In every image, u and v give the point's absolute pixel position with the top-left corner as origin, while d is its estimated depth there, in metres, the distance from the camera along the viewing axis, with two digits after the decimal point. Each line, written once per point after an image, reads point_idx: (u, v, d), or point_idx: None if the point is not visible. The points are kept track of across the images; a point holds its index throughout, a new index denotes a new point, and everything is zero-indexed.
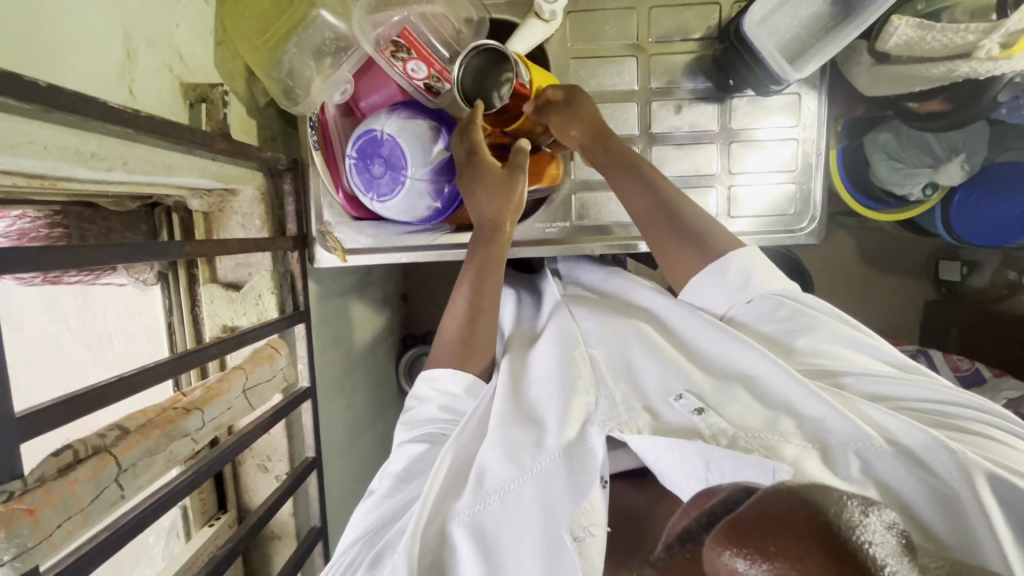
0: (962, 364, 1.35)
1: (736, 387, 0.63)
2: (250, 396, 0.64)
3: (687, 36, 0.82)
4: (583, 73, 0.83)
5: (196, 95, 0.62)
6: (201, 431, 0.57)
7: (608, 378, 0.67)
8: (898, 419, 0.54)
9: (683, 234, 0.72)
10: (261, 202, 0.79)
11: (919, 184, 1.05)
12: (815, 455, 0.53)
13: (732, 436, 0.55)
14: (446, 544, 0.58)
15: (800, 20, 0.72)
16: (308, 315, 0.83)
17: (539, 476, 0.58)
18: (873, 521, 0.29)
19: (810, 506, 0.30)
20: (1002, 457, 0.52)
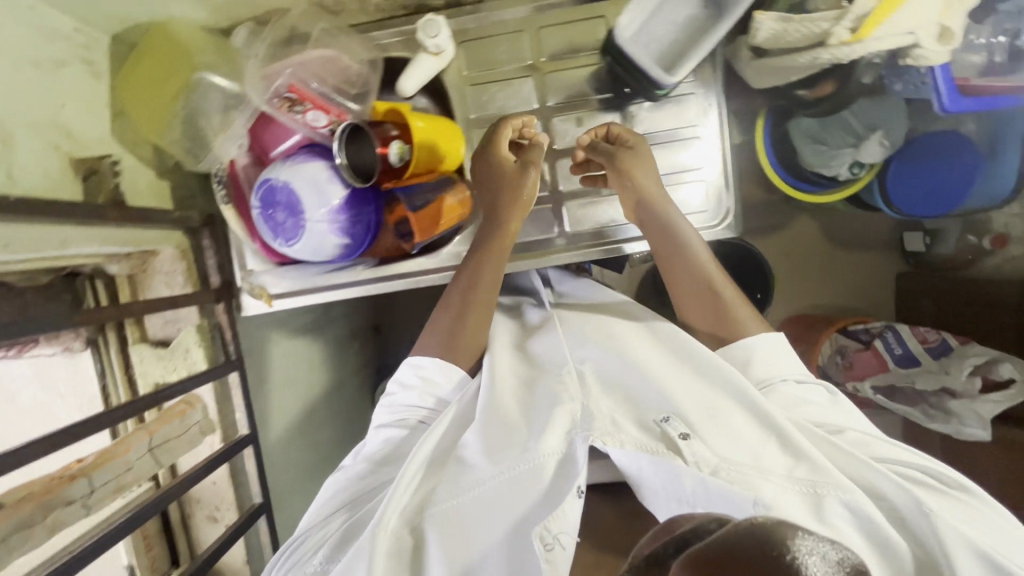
0: (930, 335, 1.35)
1: (726, 409, 0.64)
2: (157, 454, 0.63)
3: (579, 51, 0.84)
4: (483, 98, 0.86)
5: (86, 168, 0.65)
6: (91, 496, 0.57)
7: (601, 393, 0.65)
8: (891, 481, 0.56)
9: (707, 289, 0.76)
10: (182, 258, 0.81)
11: (845, 164, 1.06)
12: (797, 495, 0.54)
13: (714, 466, 0.55)
14: (415, 544, 0.58)
15: (677, 25, 0.75)
16: (240, 364, 0.85)
17: (514, 476, 0.59)
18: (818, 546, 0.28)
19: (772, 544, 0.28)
20: (984, 527, 0.54)
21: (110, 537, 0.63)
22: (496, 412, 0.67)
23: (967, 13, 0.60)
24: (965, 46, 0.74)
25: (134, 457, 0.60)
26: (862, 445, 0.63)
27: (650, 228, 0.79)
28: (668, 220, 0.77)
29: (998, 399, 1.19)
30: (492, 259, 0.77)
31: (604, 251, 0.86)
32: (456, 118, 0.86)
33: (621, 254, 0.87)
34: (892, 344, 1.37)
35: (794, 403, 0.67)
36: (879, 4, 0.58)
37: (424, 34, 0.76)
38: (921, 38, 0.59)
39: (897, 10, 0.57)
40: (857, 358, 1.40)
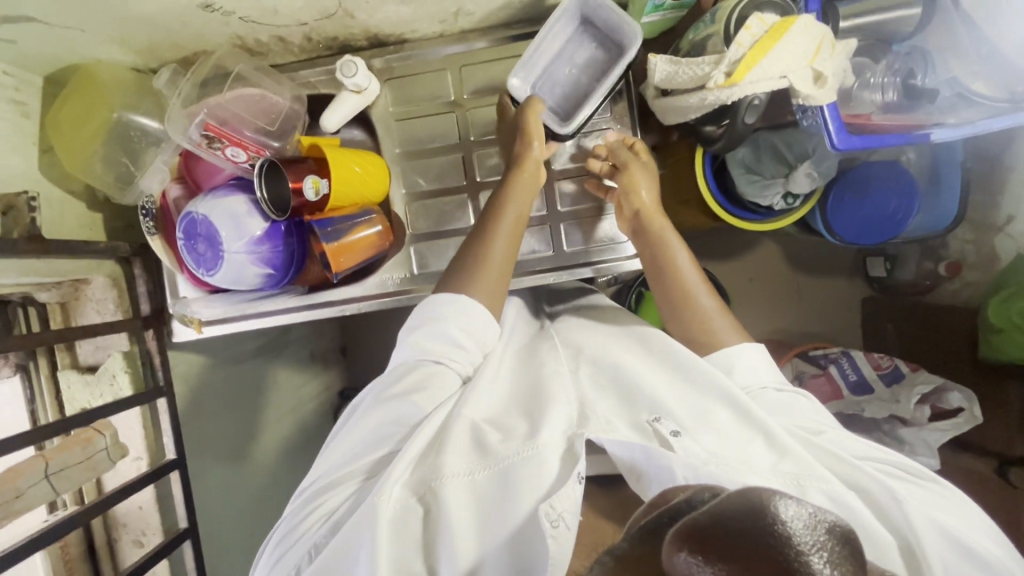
0: (883, 363, 1.33)
1: (713, 408, 0.67)
2: (55, 481, 0.66)
3: (499, 88, 0.87)
4: (407, 133, 0.89)
5: (4, 204, 0.68)
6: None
7: (595, 397, 0.69)
8: (867, 471, 0.60)
9: (688, 297, 0.77)
10: (112, 287, 0.84)
11: (778, 195, 1.08)
12: (782, 484, 0.58)
13: (706, 460, 0.57)
14: (417, 513, 0.59)
15: (577, 65, 0.82)
16: (169, 389, 0.87)
17: (519, 461, 0.60)
18: (799, 511, 0.29)
19: (754, 512, 0.29)
20: (944, 507, 0.60)
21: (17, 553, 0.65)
22: (489, 406, 0.69)
23: (840, 59, 0.63)
24: (863, 85, 0.76)
25: (22, 483, 0.63)
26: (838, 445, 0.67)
27: (642, 238, 0.82)
28: (662, 234, 0.80)
29: (945, 428, 1.19)
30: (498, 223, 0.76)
31: (602, 264, 0.91)
32: (383, 152, 0.90)
33: (623, 267, 0.92)
34: (847, 370, 1.34)
35: (779, 402, 0.71)
36: (749, 51, 0.61)
37: (342, 73, 0.80)
38: (795, 81, 0.62)
39: (765, 58, 0.60)
40: (812, 384, 1.37)
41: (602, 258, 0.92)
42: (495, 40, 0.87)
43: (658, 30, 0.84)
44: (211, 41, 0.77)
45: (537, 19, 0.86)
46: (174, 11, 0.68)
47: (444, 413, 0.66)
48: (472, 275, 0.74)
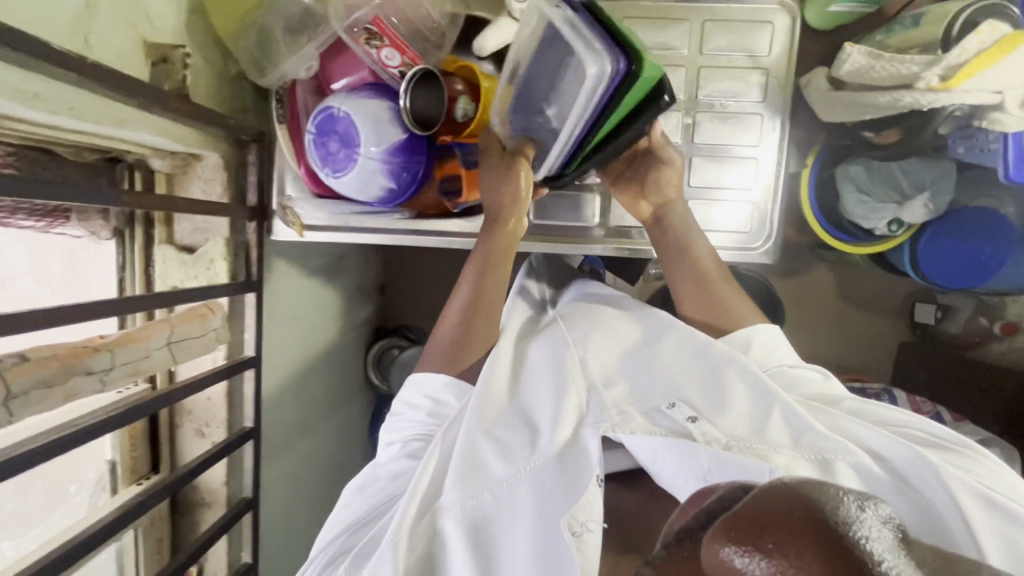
0: (924, 406, 1.36)
1: (729, 383, 0.66)
2: (174, 350, 0.59)
3: (656, 48, 0.84)
4: None
5: (157, 54, 0.63)
6: (107, 377, 0.50)
7: (602, 384, 0.68)
8: (879, 435, 0.59)
9: (705, 297, 0.79)
10: (222, 170, 0.80)
11: (883, 220, 1.06)
12: (808, 462, 0.56)
13: (725, 441, 0.58)
14: (435, 535, 0.61)
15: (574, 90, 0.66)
16: (260, 286, 0.84)
17: (534, 476, 0.61)
18: (871, 514, 0.23)
19: (806, 501, 0.23)
20: (977, 470, 0.57)
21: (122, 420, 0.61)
22: (492, 406, 0.69)
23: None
24: None
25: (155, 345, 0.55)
26: (863, 415, 0.66)
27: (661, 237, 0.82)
28: (685, 229, 0.81)
29: None
30: (490, 276, 0.77)
31: (733, 252, 0.87)
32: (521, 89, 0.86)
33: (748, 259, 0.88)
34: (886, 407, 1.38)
35: (791, 380, 0.71)
36: (975, 57, 0.58)
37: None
38: (1009, 99, 0.60)
39: (992, 66, 0.58)
40: None
41: (736, 248, 0.88)
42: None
43: (836, 22, 0.81)
44: None
45: None
46: None
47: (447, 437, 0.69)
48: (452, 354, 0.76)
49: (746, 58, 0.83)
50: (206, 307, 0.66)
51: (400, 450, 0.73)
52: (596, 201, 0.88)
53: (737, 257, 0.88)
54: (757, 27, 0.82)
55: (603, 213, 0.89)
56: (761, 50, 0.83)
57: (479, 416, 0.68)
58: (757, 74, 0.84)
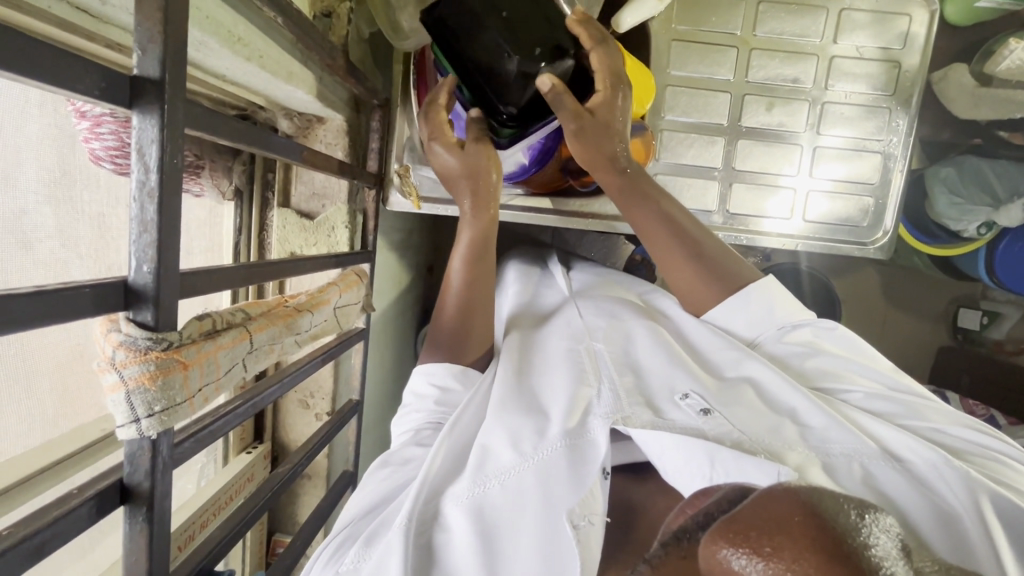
0: (978, 409, 1.39)
1: (737, 386, 0.65)
2: (339, 315, 0.57)
3: (789, 35, 0.83)
4: (682, 55, 0.84)
5: (323, 8, 0.62)
6: (305, 339, 0.48)
7: (612, 374, 0.66)
8: (904, 438, 0.57)
9: (696, 265, 0.73)
10: (346, 134, 0.77)
11: (975, 222, 1.07)
12: (819, 465, 0.55)
13: (737, 438, 0.56)
14: (440, 524, 0.57)
15: None
16: (374, 256, 0.82)
17: (541, 463, 0.57)
18: (870, 524, 0.26)
19: (806, 507, 0.26)
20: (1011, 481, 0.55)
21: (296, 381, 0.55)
22: (502, 393, 0.65)
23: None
24: None
25: (329, 307, 0.53)
26: (873, 407, 0.65)
27: (644, 201, 0.73)
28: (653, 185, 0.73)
29: None
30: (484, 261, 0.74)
31: (850, 245, 0.87)
32: (652, 67, 0.83)
33: (863, 254, 0.88)
34: None
35: (799, 367, 0.70)
36: None
37: None
38: None
39: None
40: None
41: (853, 242, 0.87)
42: None
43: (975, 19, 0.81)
44: None
45: None
46: None
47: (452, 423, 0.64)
48: (454, 343, 0.73)
49: (879, 51, 0.83)
50: (356, 275, 0.64)
51: (410, 438, 0.68)
52: (717, 187, 0.86)
53: (853, 252, 0.88)
54: (894, 20, 0.82)
55: (724, 199, 0.87)
56: (894, 44, 0.82)
57: (493, 408, 0.64)
58: (888, 68, 0.83)
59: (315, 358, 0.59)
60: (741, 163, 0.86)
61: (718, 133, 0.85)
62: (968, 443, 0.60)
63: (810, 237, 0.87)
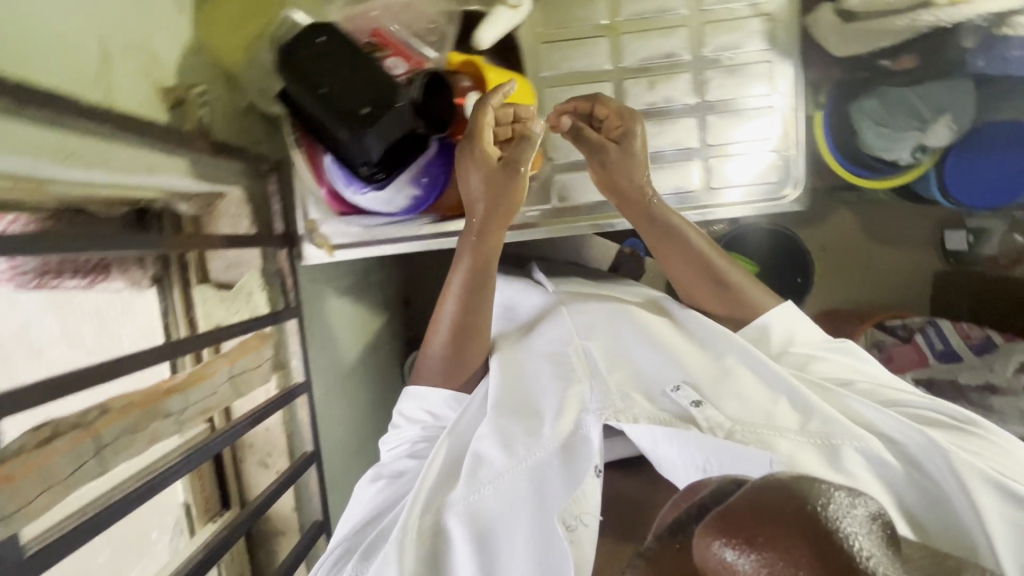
0: (972, 332, 1.34)
1: (734, 372, 0.70)
2: (237, 383, 0.61)
3: (655, 14, 0.83)
4: (554, 57, 0.85)
5: (176, 97, 0.65)
6: (188, 412, 0.54)
7: (604, 368, 0.69)
8: (899, 423, 0.61)
9: (705, 268, 0.77)
10: (248, 203, 0.80)
11: (907, 148, 1.05)
12: (813, 448, 0.60)
13: (728, 428, 0.61)
14: (442, 534, 0.62)
15: None
16: (299, 311, 0.85)
17: (530, 467, 0.63)
18: (856, 509, 0.27)
19: (798, 497, 0.27)
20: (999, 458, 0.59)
21: (218, 450, 0.60)
22: (504, 402, 0.68)
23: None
24: None
25: (220, 375, 0.58)
26: (870, 394, 0.69)
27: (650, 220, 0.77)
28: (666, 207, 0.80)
29: None
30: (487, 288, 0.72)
31: (764, 202, 0.86)
32: (529, 76, 0.85)
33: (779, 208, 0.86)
34: (933, 339, 1.37)
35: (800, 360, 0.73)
36: None
37: None
38: None
39: None
40: (896, 351, 1.39)
41: (766, 198, 0.86)
42: None
43: None
44: None
45: None
46: None
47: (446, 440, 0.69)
48: (460, 360, 0.73)
49: (749, 8, 0.82)
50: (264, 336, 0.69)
51: (405, 450, 0.73)
52: None
53: (771, 207, 0.86)
54: None
55: None
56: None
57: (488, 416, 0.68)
58: (761, 22, 0.83)
59: (239, 425, 0.65)
60: None
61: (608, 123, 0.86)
62: (952, 420, 0.64)
63: (738, 202, 0.85)
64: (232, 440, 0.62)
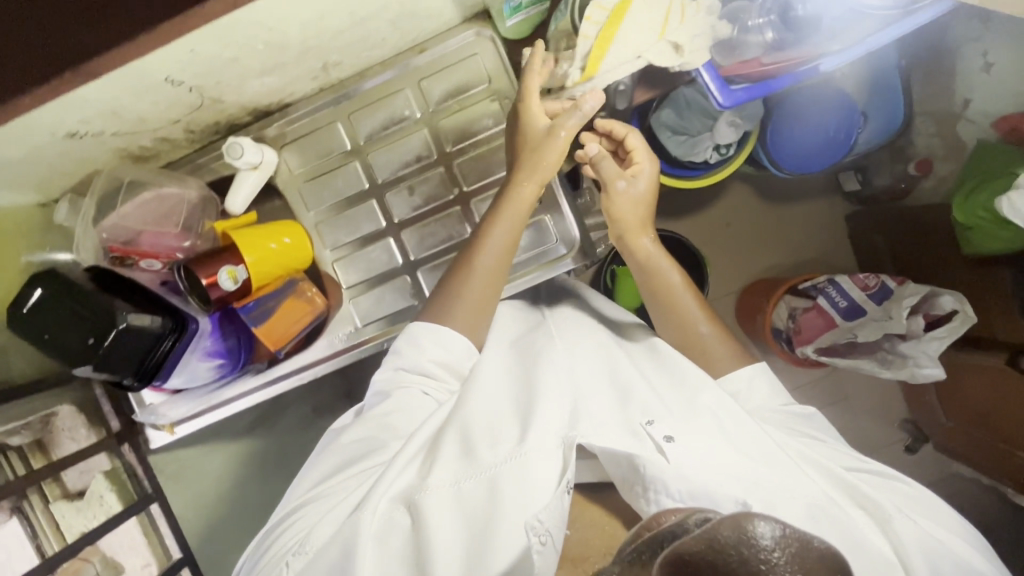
0: (869, 281, 1.30)
1: (704, 402, 0.69)
2: None
3: (389, 127, 0.86)
4: (315, 192, 0.89)
5: None
6: None
7: (592, 398, 0.70)
8: (861, 490, 0.64)
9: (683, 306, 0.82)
10: (80, 414, 0.87)
11: (709, 149, 1.06)
12: (774, 486, 0.60)
13: (692, 469, 0.59)
14: (409, 520, 0.60)
15: None
16: (157, 494, 0.92)
17: (517, 465, 0.61)
18: (768, 531, 0.34)
19: (731, 537, 0.33)
20: (935, 528, 0.63)
21: None
22: (501, 415, 0.67)
23: (705, 15, 0.69)
24: (742, 31, 0.73)
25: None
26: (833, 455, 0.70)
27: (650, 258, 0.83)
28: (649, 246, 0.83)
29: (943, 334, 1.16)
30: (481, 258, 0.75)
31: (543, 271, 0.92)
32: (299, 217, 0.89)
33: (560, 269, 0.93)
34: (836, 297, 1.31)
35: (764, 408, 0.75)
36: (594, 44, 0.67)
37: (231, 157, 0.79)
38: (651, 58, 0.68)
39: (610, 44, 0.67)
40: (804, 320, 1.35)
41: (543, 265, 0.92)
42: (375, 82, 0.85)
43: (528, 29, 0.84)
44: (98, 161, 0.78)
45: (410, 47, 0.84)
46: (44, 147, 0.68)
47: (431, 425, 0.67)
48: (448, 309, 0.75)
49: (475, 94, 0.85)
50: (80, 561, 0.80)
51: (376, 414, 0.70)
52: (407, 280, 0.88)
53: (555, 270, 0.92)
54: (470, 63, 0.84)
55: (418, 287, 0.88)
56: (480, 81, 0.85)
57: (468, 419, 0.66)
58: (494, 102, 0.85)
59: None
60: (417, 252, 0.88)
61: (381, 237, 0.88)
62: (879, 475, 0.68)
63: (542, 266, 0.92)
64: None
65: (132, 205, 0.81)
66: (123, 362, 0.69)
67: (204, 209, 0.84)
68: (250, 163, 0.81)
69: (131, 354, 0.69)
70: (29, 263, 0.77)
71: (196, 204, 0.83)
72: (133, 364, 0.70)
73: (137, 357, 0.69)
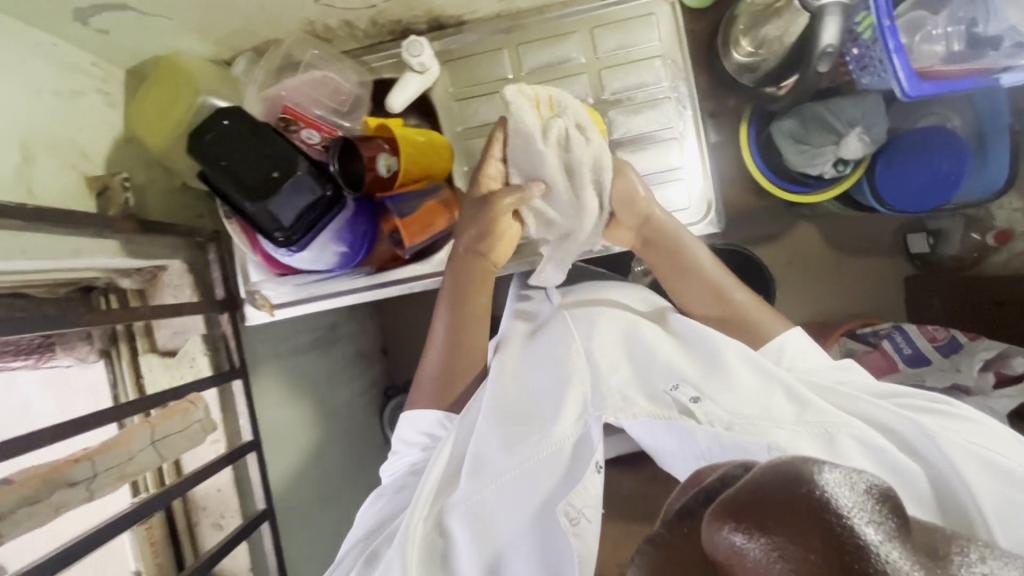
0: (939, 334, 1.32)
1: (731, 365, 0.66)
2: (160, 448, 0.67)
3: (554, 65, 0.89)
4: (467, 112, 0.91)
5: (99, 184, 0.71)
6: (95, 484, 0.59)
7: (605, 371, 0.66)
8: (889, 411, 0.60)
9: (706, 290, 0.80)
10: (189, 273, 0.85)
11: (829, 162, 1.08)
12: (812, 439, 0.57)
13: (728, 422, 0.56)
14: (446, 533, 0.63)
15: None
16: (245, 371, 0.88)
17: (535, 467, 0.62)
18: (841, 477, 0.23)
19: (797, 481, 0.23)
20: (985, 437, 0.58)
21: (156, 505, 0.70)
22: (509, 408, 0.68)
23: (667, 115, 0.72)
24: (923, 38, 0.79)
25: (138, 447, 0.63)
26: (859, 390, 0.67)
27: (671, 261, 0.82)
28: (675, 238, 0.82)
29: (1012, 393, 1.13)
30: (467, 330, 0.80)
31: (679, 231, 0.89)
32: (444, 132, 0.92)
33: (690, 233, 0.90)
34: (901, 344, 1.33)
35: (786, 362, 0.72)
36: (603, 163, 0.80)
37: (410, 53, 0.82)
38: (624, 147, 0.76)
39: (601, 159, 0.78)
40: (865, 360, 1.35)
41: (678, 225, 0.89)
42: (552, 19, 0.89)
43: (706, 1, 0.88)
44: (283, 29, 0.81)
45: None
46: None
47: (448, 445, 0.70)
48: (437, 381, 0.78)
49: (641, 52, 0.88)
50: (186, 402, 0.77)
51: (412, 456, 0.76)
52: None
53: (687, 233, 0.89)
54: (645, 22, 0.88)
55: None
56: (650, 40, 0.88)
57: (486, 420, 0.68)
58: (661, 63, 0.88)
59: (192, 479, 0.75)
60: None
61: None
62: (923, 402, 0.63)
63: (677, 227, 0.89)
64: (165, 499, 0.71)
65: (302, 75, 0.81)
66: (286, 208, 0.68)
67: (358, 104, 0.86)
68: (421, 64, 0.83)
69: (298, 207, 0.69)
70: (197, 107, 0.78)
71: (352, 96, 0.85)
72: (294, 214, 0.69)
73: (298, 210, 0.69)
